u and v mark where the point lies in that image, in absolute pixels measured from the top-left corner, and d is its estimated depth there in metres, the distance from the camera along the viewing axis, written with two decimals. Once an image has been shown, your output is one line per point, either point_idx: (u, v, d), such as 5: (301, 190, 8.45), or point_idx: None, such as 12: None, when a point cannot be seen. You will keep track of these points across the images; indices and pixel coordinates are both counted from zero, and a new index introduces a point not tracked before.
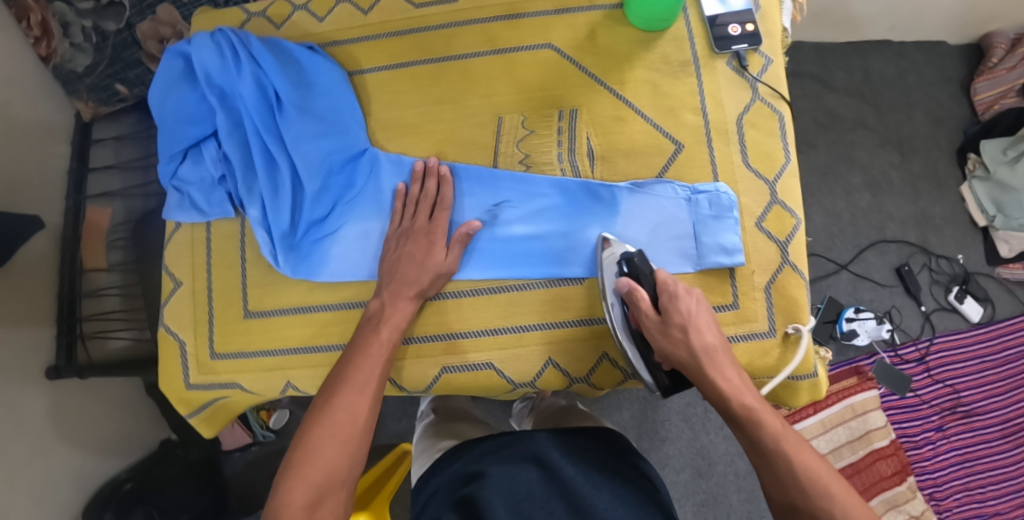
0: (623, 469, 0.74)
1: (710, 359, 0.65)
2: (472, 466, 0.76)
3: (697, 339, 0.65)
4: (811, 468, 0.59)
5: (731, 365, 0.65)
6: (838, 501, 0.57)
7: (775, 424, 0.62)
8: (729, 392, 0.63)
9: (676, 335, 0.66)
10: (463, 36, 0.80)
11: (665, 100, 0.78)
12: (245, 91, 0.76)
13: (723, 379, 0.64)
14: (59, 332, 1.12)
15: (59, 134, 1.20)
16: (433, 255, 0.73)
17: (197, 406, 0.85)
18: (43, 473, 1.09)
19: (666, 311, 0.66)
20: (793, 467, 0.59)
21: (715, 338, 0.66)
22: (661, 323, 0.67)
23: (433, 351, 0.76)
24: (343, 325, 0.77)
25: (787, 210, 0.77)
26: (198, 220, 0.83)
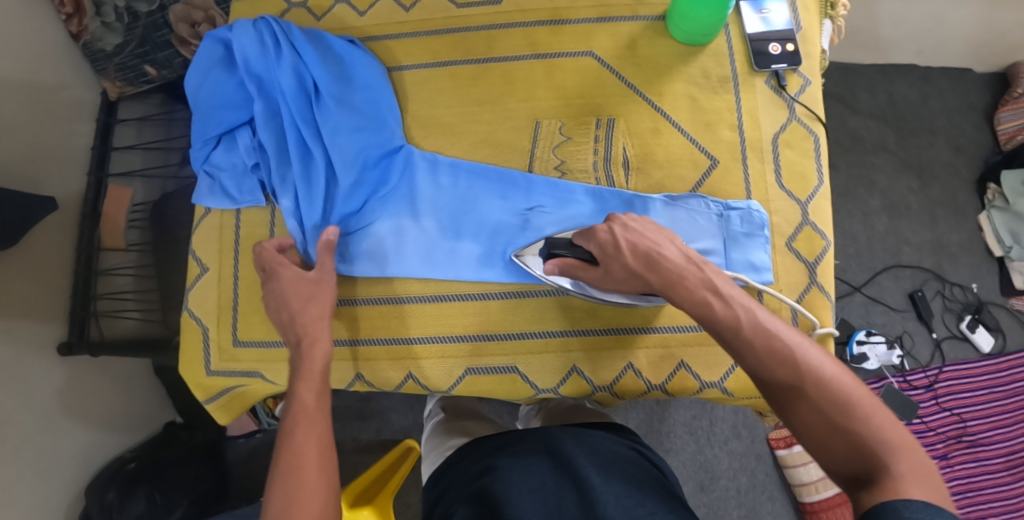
0: (632, 458, 0.75)
1: (661, 267, 0.61)
2: (484, 462, 0.75)
3: (638, 265, 0.62)
4: (783, 347, 0.53)
5: (687, 266, 0.60)
6: (813, 377, 0.52)
7: (741, 310, 0.56)
8: (687, 291, 0.59)
9: (622, 275, 0.63)
10: (505, 38, 0.80)
11: (703, 115, 0.78)
12: (283, 80, 0.76)
13: (678, 285, 0.59)
14: (72, 308, 1.14)
15: (85, 112, 1.23)
16: (321, 287, 0.73)
17: (216, 392, 0.84)
18: (50, 446, 1.10)
19: (600, 254, 0.65)
20: (762, 352, 0.54)
21: (666, 248, 0.62)
22: (603, 270, 0.65)
23: (458, 351, 0.76)
24: (370, 321, 0.77)
25: (818, 231, 0.77)
26: (228, 207, 0.83)
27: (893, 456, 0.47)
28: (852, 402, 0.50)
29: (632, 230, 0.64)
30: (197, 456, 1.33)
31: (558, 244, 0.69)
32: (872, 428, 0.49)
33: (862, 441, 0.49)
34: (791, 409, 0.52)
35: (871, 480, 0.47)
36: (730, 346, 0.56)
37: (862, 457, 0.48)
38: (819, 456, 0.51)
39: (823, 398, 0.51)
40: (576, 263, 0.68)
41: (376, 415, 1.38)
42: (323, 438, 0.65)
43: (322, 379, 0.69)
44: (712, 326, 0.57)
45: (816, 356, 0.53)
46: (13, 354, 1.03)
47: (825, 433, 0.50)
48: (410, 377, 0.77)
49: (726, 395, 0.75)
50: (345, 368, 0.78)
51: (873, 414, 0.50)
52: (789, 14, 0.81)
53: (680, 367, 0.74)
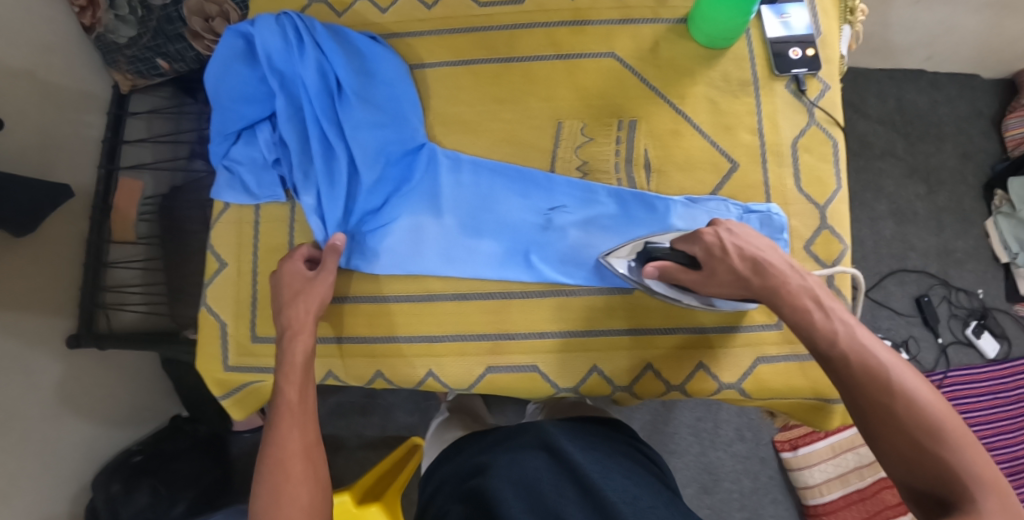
0: (633, 455, 0.77)
1: (768, 275, 0.64)
2: (481, 457, 0.76)
3: (746, 270, 0.64)
4: (879, 366, 0.58)
5: (790, 273, 0.64)
6: (907, 400, 0.56)
7: (840, 324, 0.61)
8: (789, 299, 0.63)
9: (726, 277, 0.65)
10: (527, 38, 0.80)
11: (723, 118, 0.78)
12: (307, 76, 0.75)
13: (783, 292, 0.63)
14: (82, 300, 1.20)
15: (95, 104, 1.28)
16: (313, 284, 0.75)
17: (232, 387, 0.84)
18: (53, 431, 1.15)
19: (705, 257, 0.66)
20: (859, 367, 0.59)
21: (769, 254, 0.65)
22: (706, 273, 0.66)
23: (476, 349, 0.76)
24: (372, 317, 0.78)
25: (836, 235, 0.77)
26: (247, 202, 0.83)
27: (979, 489, 0.52)
28: (944, 429, 0.55)
29: (737, 235, 0.66)
30: (200, 449, 1.37)
31: (657, 248, 0.69)
32: (961, 457, 0.54)
33: (947, 467, 0.54)
34: (879, 426, 0.57)
35: (951, 505, 0.53)
36: (825, 357, 0.62)
37: (947, 484, 0.53)
38: (902, 475, 0.56)
39: (914, 421, 0.56)
40: (675, 265, 0.68)
41: (382, 411, 1.39)
42: (309, 431, 0.70)
43: (306, 371, 0.73)
44: (810, 335, 0.63)
45: (912, 380, 0.57)
46: (20, 344, 1.08)
47: (911, 455, 0.56)
48: (430, 375, 0.77)
49: (743, 397, 0.75)
50: (364, 365, 0.78)
51: (964, 445, 0.54)
52: (810, 19, 0.81)
53: (699, 367, 0.74)
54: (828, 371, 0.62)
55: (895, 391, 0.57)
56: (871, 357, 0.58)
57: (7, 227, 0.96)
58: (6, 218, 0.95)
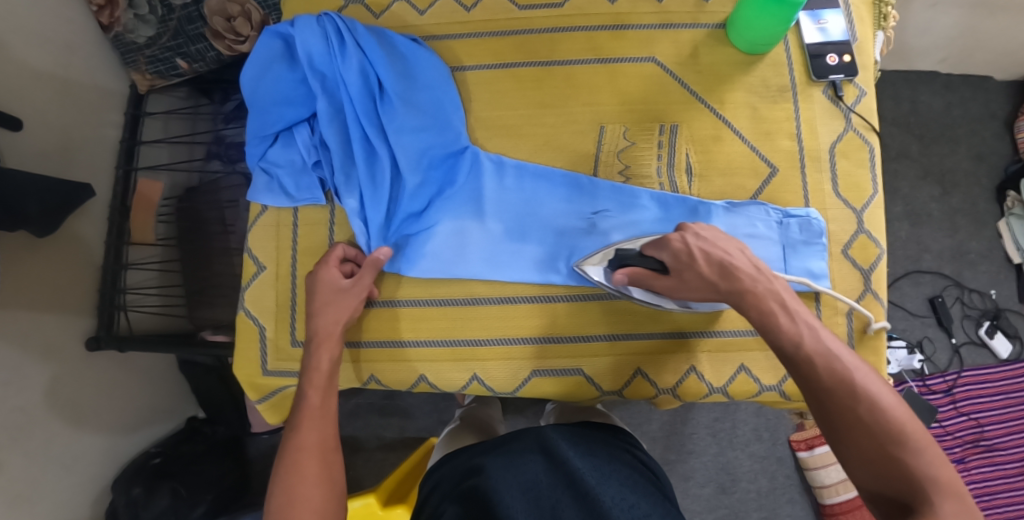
0: (629, 460, 0.79)
1: (734, 278, 0.66)
2: (475, 459, 0.79)
3: (713, 274, 0.66)
4: (842, 368, 0.61)
5: (758, 276, 0.67)
6: (868, 402, 0.59)
7: (805, 328, 0.64)
8: (756, 301, 0.66)
9: (696, 283, 0.67)
10: (567, 42, 0.80)
11: (764, 124, 0.79)
12: (350, 78, 0.75)
13: (750, 294, 0.66)
14: (100, 300, 1.20)
15: (115, 102, 1.29)
16: (346, 296, 0.75)
17: (268, 391, 0.83)
18: (76, 432, 1.15)
19: (675, 263, 0.68)
20: (823, 369, 0.61)
21: (736, 257, 0.68)
22: (678, 278, 0.68)
23: (521, 353, 0.77)
24: (428, 322, 0.78)
25: (872, 240, 0.78)
26: (285, 205, 0.82)
27: (938, 491, 0.54)
28: (903, 433, 0.58)
29: (704, 239, 0.68)
30: (219, 450, 1.38)
31: (627, 255, 0.71)
32: (920, 462, 0.56)
33: (909, 471, 0.56)
34: (846, 430, 0.59)
35: (915, 509, 0.54)
36: (791, 360, 0.63)
37: (909, 486, 0.56)
38: (867, 480, 0.58)
39: (877, 425, 0.58)
40: (647, 272, 0.69)
41: (400, 412, 1.39)
42: (328, 435, 0.72)
43: (330, 377, 0.75)
44: (775, 336, 0.65)
45: (873, 384, 0.60)
46: (41, 348, 1.08)
47: (877, 459, 0.57)
48: (474, 379, 0.77)
49: (783, 399, 0.76)
50: (406, 370, 0.78)
51: (923, 448, 0.57)
52: (846, 25, 0.82)
53: (740, 370, 0.75)
54: (792, 373, 0.64)
55: (858, 395, 0.60)
56: (838, 360, 0.61)
57: (31, 227, 0.94)
58: (30, 219, 0.94)
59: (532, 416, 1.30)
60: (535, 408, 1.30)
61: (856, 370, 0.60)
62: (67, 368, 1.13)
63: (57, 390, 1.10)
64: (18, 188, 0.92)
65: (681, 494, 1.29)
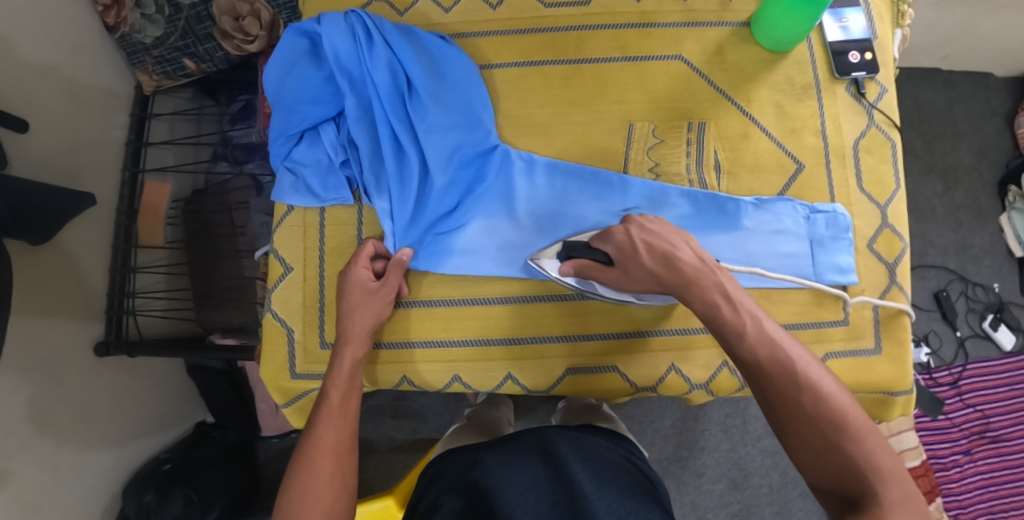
0: (624, 465, 0.77)
1: (676, 268, 0.66)
2: (475, 455, 0.80)
3: (656, 266, 0.66)
4: (785, 356, 0.60)
5: (701, 268, 0.65)
6: (811, 391, 0.58)
7: (748, 317, 0.62)
8: (699, 292, 0.65)
9: (639, 274, 0.67)
10: (595, 40, 0.80)
11: (789, 121, 0.80)
12: (378, 76, 0.75)
13: (693, 285, 0.65)
14: (109, 305, 1.18)
15: (121, 104, 1.27)
16: (376, 297, 0.76)
17: (294, 395, 0.82)
18: (85, 441, 1.12)
19: (619, 256, 0.69)
20: (766, 358, 0.60)
21: (681, 249, 0.67)
22: (622, 271, 0.69)
23: (556, 351, 0.78)
24: (466, 320, 0.78)
25: (897, 234, 0.79)
26: (311, 205, 0.81)
27: (883, 481, 0.54)
28: (845, 421, 0.57)
29: (649, 231, 0.68)
30: (230, 455, 1.36)
31: (574, 247, 0.73)
32: (863, 450, 0.55)
33: (854, 462, 0.55)
34: (789, 423, 0.58)
35: (860, 502, 0.54)
36: (734, 350, 0.62)
37: (855, 478, 0.55)
38: (813, 473, 0.57)
39: (820, 416, 0.57)
40: (592, 264, 0.71)
41: (412, 414, 1.38)
42: (345, 434, 0.73)
43: (351, 378, 0.76)
44: (719, 327, 0.63)
45: (815, 372, 0.59)
46: (51, 353, 1.06)
47: (821, 449, 0.56)
48: (508, 378, 0.79)
49: None
50: (440, 371, 0.79)
51: (864, 435, 0.56)
52: (867, 23, 0.83)
53: None
54: (737, 365, 0.62)
55: (801, 384, 0.58)
56: (780, 348, 0.59)
57: (31, 235, 0.90)
58: (33, 227, 0.90)
59: (544, 414, 1.30)
60: (547, 407, 1.30)
61: (797, 358, 0.59)
62: (77, 374, 1.11)
63: (67, 397, 1.08)
64: (25, 196, 0.89)
65: (693, 491, 1.30)
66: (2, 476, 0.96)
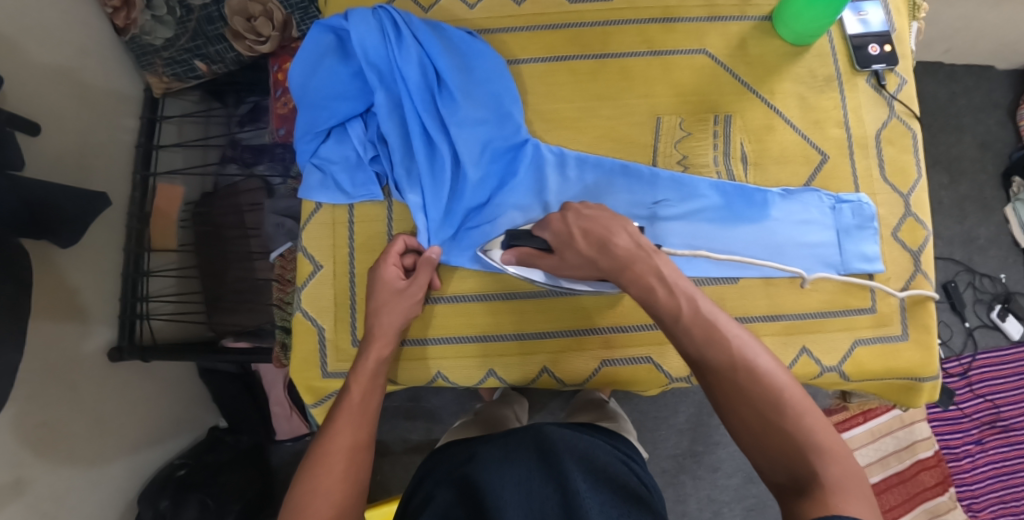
0: (622, 471, 0.76)
1: (610, 252, 0.65)
2: (467, 450, 0.81)
3: (591, 251, 0.66)
4: (720, 336, 0.58)
5: (636, 252, 0.64)
6: (748, 371, 0.56)
7: (684, 298, 0.60)
8: (634, 277, 0.63)
9: (575, 260, 0.68)
10: (620, 35, 0.81)
11: (813, 113, 0.81)
12: (408, 71, 0.75)
13: (628, 269, 0.63)
14: (122, 309, 1.16)
15: (130, 107, 1.25)
16: (404, 296, 0.76)
17: (325, 396, 0.82)
18: (98, 452, 1.09)
19: (556, 242, 0.69)
20: (702, 338, 0.58)
21: (617, 235, 0.66)
22: (559, 258, 0.69)
23: (559, 345, 0.81)
24: (498, 313, 0.81)
25: (920, 222, 0.80)
26: (340, 201, 0.81)
27: (823, 459, 0.52)
28: (783, 400, 0.55)
29: (585, 217, 0.68)
30: (244, 460, 1.35)
31: (515, 236, 0.73)
32: (803, 429, 0.54)
33: (793, 440, 0.53)
34: (728, 404, 0.56)
35: (804, 484, 0.52)
36: (671, 332, 0.60)
37: (797, 459, 0.53)
38: (756, 454, 0.55)
39: (757, 396, 0.55)
40: (533, 251, 0.72)
41: (427, 414, 1.37)
42: (361, 434, 0.71)
43: (373, 377, 0.75)
44: (655, 311, 0.61)
45: (752, 350, 0.57)
46: (66, 361, 1.04)
47: (759, 430, 0.55)
48: (544, 371, 0.81)
49: (843, 379, 0.79)
50: (475, 367, 0.81)
51: (804, 414, 0.54)
52: (885, 17, 0.84)
53: (803, 352, 0.78)
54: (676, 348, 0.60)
55: (737, 364, 0.56)
56: (714, 327, 0.57)
57: (58, 239, 0.88)
58: (53, 229, 0.87)
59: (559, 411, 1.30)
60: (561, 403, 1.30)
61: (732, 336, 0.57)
62: (91, 381, 1.09)
63: (82, 403, 1.06)
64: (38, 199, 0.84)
65: (710, 486, 1.30)
66: (20, 484, 0.93)
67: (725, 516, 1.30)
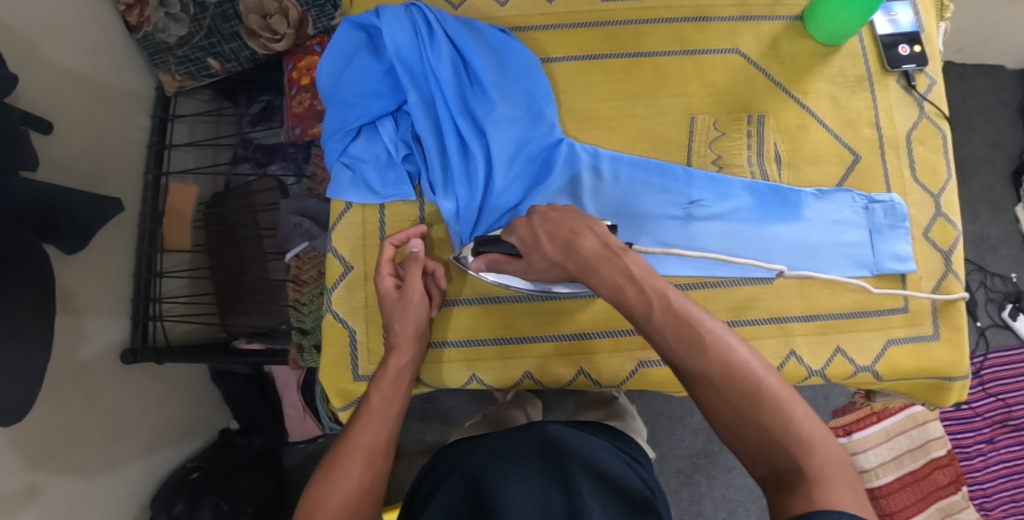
0: (625, 473, 0.74)
1: (577, 253, 0.60)
2: (473, 442, 0.81)
3: (556, 253, 0.62)
4: (691, 333, 0.54)
5: (604, 253, 0.59)
6: (722, 366, 0.53)
7: (654, 295, 0.56)
8: (602, 278, 0.59)
9: (543, 264, 0.64)
10: (653, 34, 0.82)
11: (845, 113, 0.81)
12: (441, 71, 0.75)
13: (594, 270, 0.59)
14: (135, 311, 1.14)
15: (142, 105, 1.23)
16: (407, 302, 0.75)
17: (354, 398, 0.81)
18: (112, 456, 1.07)
19: (523, 248, 0.65)
20: (672, 335, 0.55)
21: (583, 235, 0.61)
22: (528, 262, 0.66)
23: (596, 347, 0.81)
24: (535, 315, 0.81)
25: (951, 223, 0.80)
26: (370, 201, 0.80)
27: (805, 452, 0.49)
28: (760, 391, 0.52)
29: (551, 219, 0.63)
30: (257, 462, 1.33)
31: (484, 241, 0.71)
32: (784, 421, 0.51)
33: (772, 433, 0.51)
34: (704, 400, 0.54)
35: (786, 478, 0.49)
36: (644, 331, 0.57)
37: (777, 452, 0.50)
38: (737, 447, 0.53)
39: (732, 389, 0.53)
40: (501, 257, 0.70)
41: (440, 416, 1.35)
42: (382, 437, 0.71)
43: (395, 384, 0.75)
44: (626, 311, 0.58)
45: (727, 343, 0.54)
46: (80, 364, 1.01)
47: (737, 426, 0.52)
48: (581, 373, 0.81)
49: (876, 379, 0.79)
50: (508, 368, 0.81)
51: (785, 405, 0.52)
52: (915, 17, 0.84)
53: (837, 352, 0.78)
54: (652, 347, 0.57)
55: (711, 358, 0.53)
56: (684, 324, 0.54)
57: (63, 244, 0.83)
58: (61, 233, 0.83)
59: None
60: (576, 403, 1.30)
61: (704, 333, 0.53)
62: (106, 384, 1.07)
63: (96, 406, 1.04)
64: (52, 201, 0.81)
65: (725, 486, 1.30)
66: (34, 490, 0.90)
67: (741, 516, 1.29)
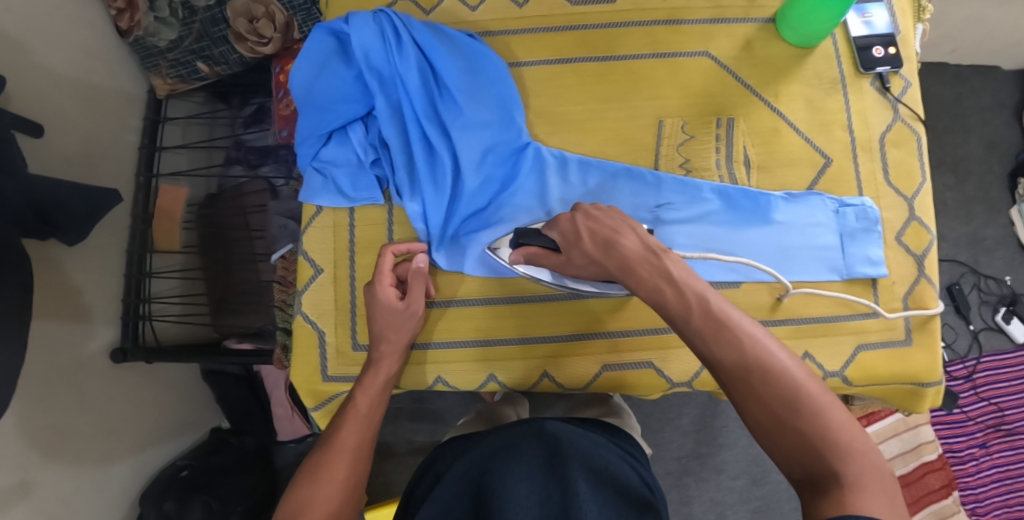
0: (623, 470, 0.73)
1: (617, 253, 0.62)
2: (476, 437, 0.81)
3: (596, 252, 0.64)
4: (733, 337, 0.54)
5: (643, 254, 0.61)
6: (761, 370, 0.53)
7: (694, 298, 0.57)
8: (640, 279, 0.60)
9: (581, 261, 0.66)
10: (626, 37, 0.82)
11: (820, 115, 0.81)
12: (409, 77, 0.76)
13: (633, 271, 0.60)
14: (125, 310, 1.15)
15: (134, 108, 1.25)
16: (404, 318, 0.76)
17: (325, 397, 0.82)
18: (103, 453, 1.09)
19: (563, 242, 0.67)
20: (712, 338, 0.55)
21: (624, 235, 0.63)
22: (565, 257, 0.68)
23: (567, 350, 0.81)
24: (508, 318, 0.81)
25: (925, 227, 0.79)
26: (340, 205, 0.82)
27: (844, 459, 0.49)
28: (799, 397, 0.52)
29: (594, 217, 0.65)
30: (248, 460, 1.35)
31: (524, 233, 0.72)
32: (820, 426, 0.51)
33: (808, 438, 0.51)
34: (741, 402, 0.54)
35: (822, 483, 0.49)
36: (682, 332, 0.57)
37: (813, 458, 0.50)
38: (771, 450, 0.53)
39: (770, 393, 0.52)
40: (540, 250, 0.71)
41: (429, 416, 1.36)
42: (366, 439, 0.72)
43: (382, 388, 0.76)
44: (664, 311, 0.58)
45: (768, 347, 0.54)
46: (71, 362, 1.03)
47: (775, 429, 0.52)
48: (545, 376, 0.81)
49: (847, 384, 0.79)
50: (478, 371, 0.81)
51: (823, 411, 0.51)
52: (891, 19, 0.83)
53: (806, 357, 0.78)
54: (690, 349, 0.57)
55: (751, 362, 0.53)
56: (724, 328, 0.54)
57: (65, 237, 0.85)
58: (61, 227, 0.84)
59: None
60: None
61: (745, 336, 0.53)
62: (96, 383, 1.08)
63: (88, 404, 1.06)
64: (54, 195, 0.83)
65: (714, 488, 1.29)
66: (26, 487, 0.92)
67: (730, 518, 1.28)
